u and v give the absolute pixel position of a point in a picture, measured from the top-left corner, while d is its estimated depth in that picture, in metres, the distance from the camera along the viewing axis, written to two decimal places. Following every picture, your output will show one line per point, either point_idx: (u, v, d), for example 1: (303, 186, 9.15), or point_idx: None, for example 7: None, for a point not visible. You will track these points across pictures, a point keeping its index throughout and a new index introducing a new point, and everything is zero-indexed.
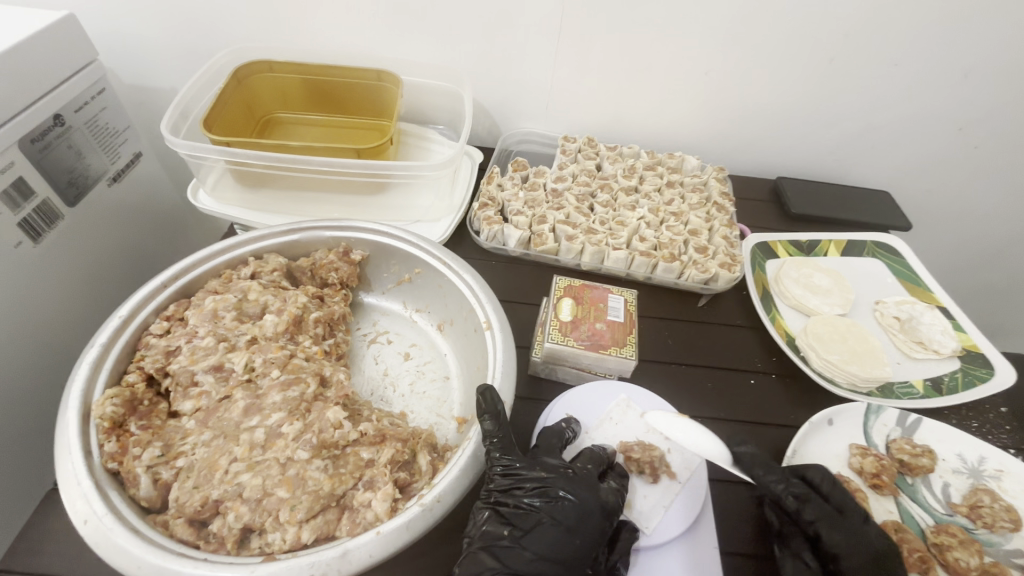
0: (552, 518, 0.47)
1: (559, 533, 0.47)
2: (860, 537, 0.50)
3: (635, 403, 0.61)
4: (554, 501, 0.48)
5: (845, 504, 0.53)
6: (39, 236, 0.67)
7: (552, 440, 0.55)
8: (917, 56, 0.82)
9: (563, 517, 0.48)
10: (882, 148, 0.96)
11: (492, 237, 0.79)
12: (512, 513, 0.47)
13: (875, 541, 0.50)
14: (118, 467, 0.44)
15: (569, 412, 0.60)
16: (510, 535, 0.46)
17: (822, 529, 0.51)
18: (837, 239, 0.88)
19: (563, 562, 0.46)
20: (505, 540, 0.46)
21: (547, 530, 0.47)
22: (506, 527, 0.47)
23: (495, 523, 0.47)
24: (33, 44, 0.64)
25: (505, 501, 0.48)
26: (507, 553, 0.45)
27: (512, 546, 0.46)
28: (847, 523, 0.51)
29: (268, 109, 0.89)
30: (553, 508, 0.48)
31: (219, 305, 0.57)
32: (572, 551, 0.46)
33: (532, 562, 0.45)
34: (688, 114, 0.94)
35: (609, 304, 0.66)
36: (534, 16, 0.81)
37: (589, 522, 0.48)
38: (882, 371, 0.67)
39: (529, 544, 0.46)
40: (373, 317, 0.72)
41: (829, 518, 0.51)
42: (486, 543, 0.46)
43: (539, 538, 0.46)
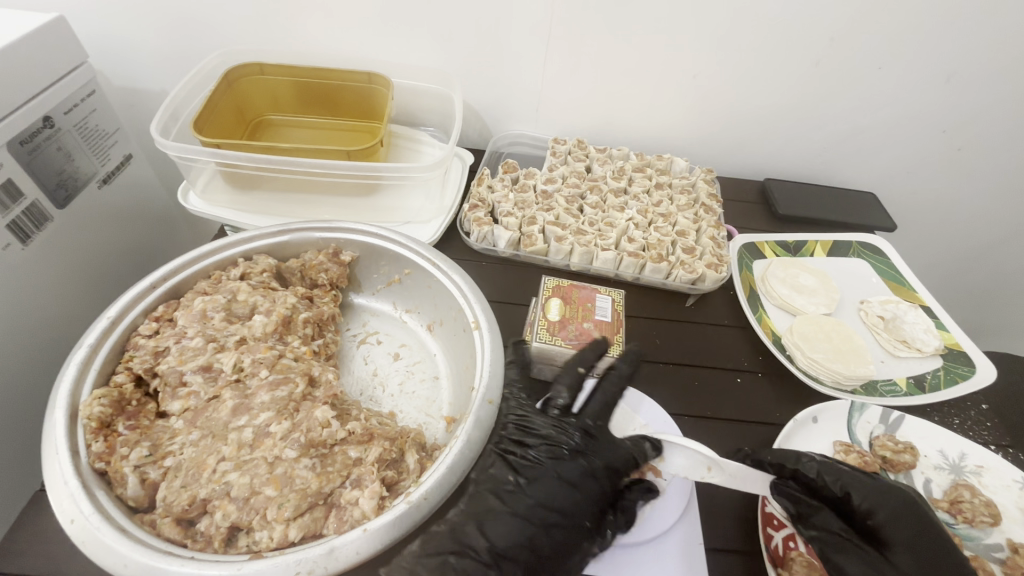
0: (554, 473, 0.52)
1: (561, 486, 0.51)
2: (884, 491, 0.52)
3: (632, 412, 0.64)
4: (558, 458, 0.53)
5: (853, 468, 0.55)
6: (28, 238, 0.68)
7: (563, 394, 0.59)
8: (901, 60, 0.83)
9: (567, 475, 0.52)
10: (868, 150, 0.97)
11: (482, 238, 0.80)
12: (520, 464, 0.52)
13: (899, 494, 0.52)
14: (105, 467, 0.44)
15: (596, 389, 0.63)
16: (515, 481, 0.51)
17: (849, 487, 0.53)
18: (824, 240, 0.89)
19: (563, 511, 0.50)
20: (510, 485, 0.51)
21: (552, 482, 0.51)
22: (512, 476, 0.51)
23: (502, 471, 0.52)
24: (22, 46, 0.64)
25: (514, 454, 0.53)
26: (511, 497, 0.50)
27: (517, 491, 0.50)
28: (872, 480, 0.53)
29: (259, 112, 0.89)
30: (559, 465, 0.53)
31: (208, 306, 0.57)
32: (571, 503, 0.51)
33: (533, 507, 0.49)
34: (677, 117, 0.95)
35: (596, 304, 0.66)
36: (524, 20, 0.82)
37: (589, 480, 0.53)
38: (866, 369, 0.69)
39: (532, 493, 0.50)
40: (363, 317, 0.72)
41: (851, 478, 0.54)
42: (490, 487, 0.51)
43: (541, 489, 0.51)
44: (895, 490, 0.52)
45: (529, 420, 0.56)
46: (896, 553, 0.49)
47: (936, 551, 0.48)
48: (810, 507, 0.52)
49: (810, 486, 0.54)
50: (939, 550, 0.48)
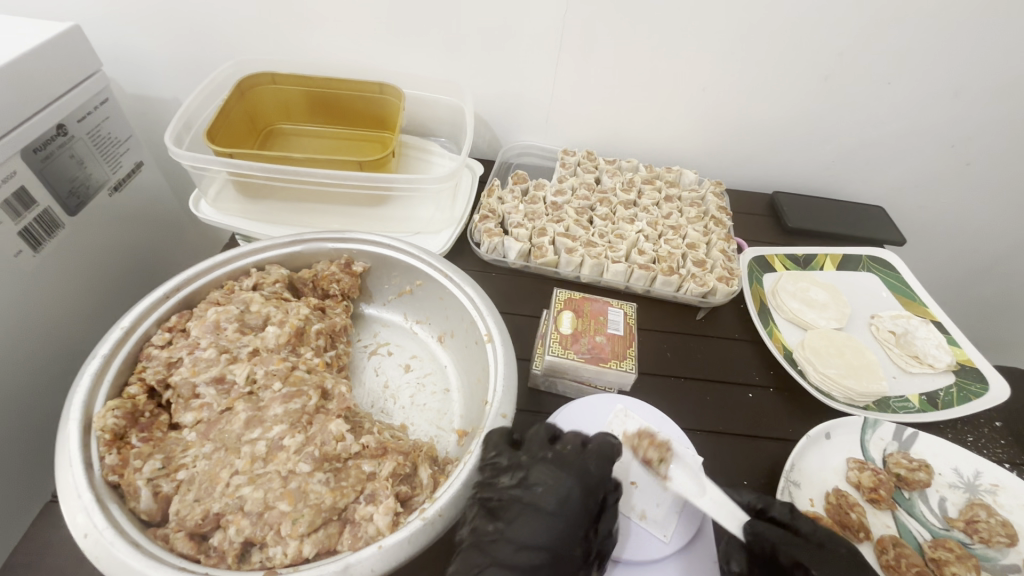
0: (533, 505, 0.48)
1: (542, 519, 0.47)
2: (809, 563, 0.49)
3: (633, 413, 0.59)
4: (534, 487, 0.48)
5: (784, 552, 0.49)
6: (40, 245, 0.68)
7: (540, 430, 0.53)
8: (910, 75, 0.84)
9: (544, 502, 0.48)
10: (877, 163, 0.97)
11: (492, 249, 0.80)
12: (497, 506, 0.48)
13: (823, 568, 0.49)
14: (118, 480, 0.44)
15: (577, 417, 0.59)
16: (496, 528, 0.46)
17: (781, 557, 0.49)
18: (833, 253, 0.89)
19: (549, 547, 0.45)
20: (492, 534, 0.46)
21: (533, 518, 0.47)
22: (491, 522, 0.47)
23: (482, 519, 0.47)
24: (38, 54, 0.64)
25: (488, 494, 0.48)
26: (495, 547, 0.45)
27: (498, 538, 0.46)
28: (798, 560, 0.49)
29: (270, 120, 0.89)
30: (536, 495, 0.48)
31: (221, 317, 0.57)
32: (553, 531, 0.46)
33: (518, 552, 0.45)
34: (686, 129, 0.95)
35: (608, 317, 0.66)
36: (532, 32, 0.83)
37: (568, 501, 0.48)
38: (879, 385, 0.68)
39: (514, 535, 0.46)
40: (374, 328, 0.72)
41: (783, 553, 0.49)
42: (475, 539, 0.46)
43: (522, 527, 0.46)
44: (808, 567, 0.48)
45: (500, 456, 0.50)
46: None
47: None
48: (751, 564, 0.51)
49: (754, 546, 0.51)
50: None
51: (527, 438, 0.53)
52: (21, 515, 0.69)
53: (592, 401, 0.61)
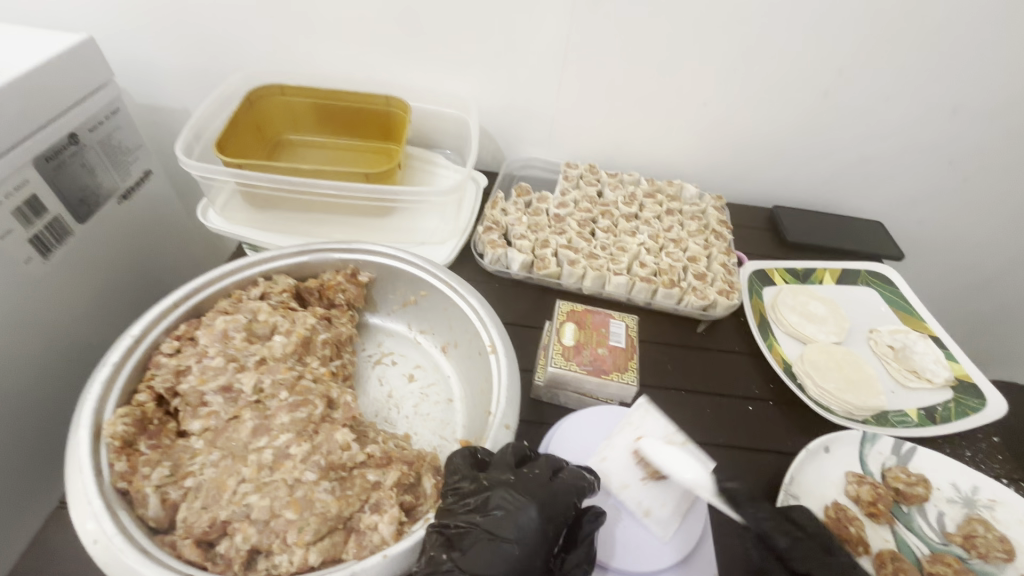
0: (490, 533, 0.43)
1: (498, 548, 0.42)
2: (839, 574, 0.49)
3: (654, 412, 0.60)
4: (493, 513, 0.44)
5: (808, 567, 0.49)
6: (49, 252, 0.69)
7: (505, 453, 0.49)
8: (908, 93, 0.86)
9: (502, 530, 0.43)
10: (876, 179, 0.99)
11: (496, 260, 0.81)
12: (455, 535, 0.43)
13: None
14: (127, 487, 0.45)
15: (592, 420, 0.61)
16: (451, 558, 0.42)
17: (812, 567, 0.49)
18: (833, 268, 0.90)
19: None
20: (446, 564, 0.41)
21: (488, 546, 0.42)
22: (446, 552, 0.42)
23: (437, 549, 0.42)
24: (52, 66, 0.66)
25: (447, 522, 0.44)
26: None
27: (453, 569, 0.41)
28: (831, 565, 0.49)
29: (278, 131, 0.91)
30: (495, 521, 0.43)
31: (229, 326, 0.57)
32: (509, 564, 0.41)
33: None
34: (688, 143, 0.97)
35: (610, 329, 0.67)
36: (539, 48, 0.84)
37: (529, 530, 0.43)
38: (878, 400, 0.69)
39: (467, 565, 0.41)
40: (378, 337, 0.73)
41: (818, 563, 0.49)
42: (428, 571, 0.41)
43: (477, 557, 0.41)
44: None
45: (458, 481, 0.48)
46: None
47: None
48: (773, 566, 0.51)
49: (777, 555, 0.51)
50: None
51: (493, 462, 0.49)
52: (23, 522, 0.69)
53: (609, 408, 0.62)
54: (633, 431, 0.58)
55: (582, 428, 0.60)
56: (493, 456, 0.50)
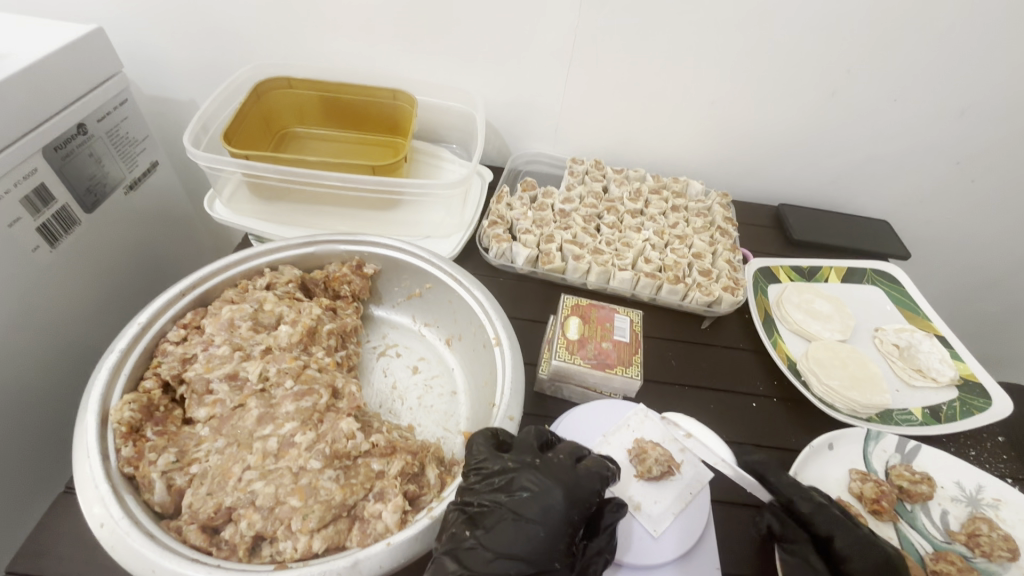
0: (514, 513, 0.43)
1: (523, 527, 0.43)
2: (869, 543, 0.50)
3: (653, 417, 0.61)
4: (518, 494, 0.45)
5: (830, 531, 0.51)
6: (56, 241, 0.69)
7: (528, 438, 0.50)
8: (915, 92, 0.85)
9: (527, 511, 0.43)
10: (883, 177, 0.98)
11: (500, 254, 0.81)
12: (478, 513, 0.44)
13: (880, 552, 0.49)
14: (134, 472, 0.45)
15: (591, 415, 0.61)
16: (473, 535, 0.42)
17: (835, 530, 0.51)
18: (838, 266, 0.89)
19: (527, 559, 0.42)
20: (468, 541, 0.42)
21: (512, 526, 0.43)
22: (469, 529, 0.43)
23: (459, 526, 0.43)
24: (61, 55, 0.66)
25: (469, 500, 0.45)
26: (470, 554, 0.41)
27: (475, 545, 0.42)
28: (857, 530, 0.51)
29: (284, 123, 0.91)
30: (519, 502, 0.44)
31: (235, 315, 0.58)
32: (534, 543, 0.42)
33: (492, 561, 0.41)
34: (694, 139, 0.96)
35: (615, 324, 0.67)
36: (546, 43, 0.84)
37: (554, 512, 0.44)
38: (882, 398, 0.69)
39: (491, 543, 0.42)
40: (382, 329, 0.73)
41: (840, 522, 0.52)
42: (449, 546, 0.42)
43: (500, 535, 0.42)
44: (871, 545, 0.50)
45: (481, 458, 0.48)
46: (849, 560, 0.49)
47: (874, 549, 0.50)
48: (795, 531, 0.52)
49: (801, 520, 0.53)
50: (877, 553, 0.49)
51: (516, 445, 0.50)
52: (27, 506, 0.70)
53: (604, 402, 0.62)
54: (631, 432, 0.59)
55: (585, 422, 0.60)
56: (516, 440, 0.50)
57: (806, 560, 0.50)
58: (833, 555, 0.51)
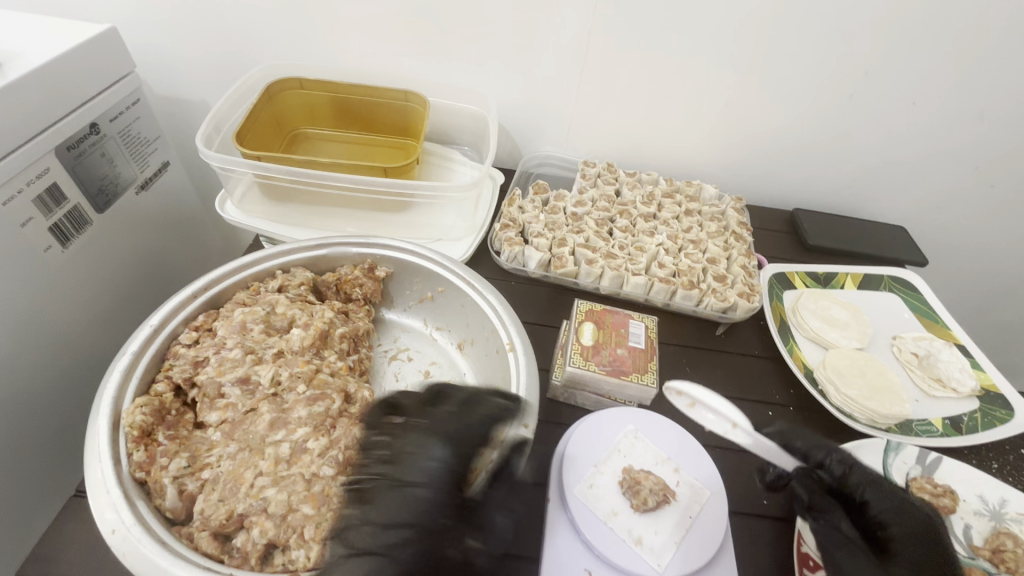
0: (394, 479, 0.45)
1: (404, 493, 0.44)
2: (908, 509, 0.51)
3: (643, 435, 0.59)
4: (399, 459, 0.46)
5: (867, 498, 0.52)
6: (68, 241, 0.69)
7: (418, 399, 0.52)
8: (934, 96, 0.84)
9: (408, 476, 0.45)
10: (899, 183, 0.97)
11: (513, 258, 0.80)
12: (363, 489, 0.45)
13: (919, 518, 0.51)
14: (145, 477, 0.44)
15: (580, 441, 0.58)
16: (358, 513, 0.44)
17: (869, 496, 0.52)
18: (854, 273, 0.88)
19: (411, 523, 0.43)
20: (354, 520, 0.44)
21: (397, 492, 0.44)
22: (355, 507, 0.44)
23: (345, 503, 0.45)
24: (74, 55, 0.66)
25: (356, 476, 0.46)
26: (353, 532, 0.43)
27: (360, 521, 0.43)
28: (896, 494, 0.52)
29: (296, 124, 0.90)
30: (400, 467, 0.46)
31: (248, 318, 0.57)
32: (416, 505, 0.44)
33: (378, 533, 0.43)
34: (707, 143, 0.95)
35: (630, 330, 0.66)
36: (559, 45, 0.84)
37: (436, 470, 0.45)
38: (902, 408, 0.67)
39: (372, 515, 0.43)
40: (394, 332, 0.72)
41: (875, 485, 0.53)
42: (338, 528, 0.43)
43: (385, 505, 0.44)
44: (914, 510, 0.51)
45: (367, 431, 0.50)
46: (887, 529, 0.50)
47: (914, 514, 0.51)
48: (825, 499, 0.52)
49: (833, 486, 0.54)
50: (918, 521, 0.50)
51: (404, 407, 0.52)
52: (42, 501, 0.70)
53: (592, 419, 0.60)
54: (622, 458, 0.57)
55: (576, 449, 0.57)
56: (408, 402, 0.52)
57: (835, 526, 0.51)
58: (869, 522, 0.52)
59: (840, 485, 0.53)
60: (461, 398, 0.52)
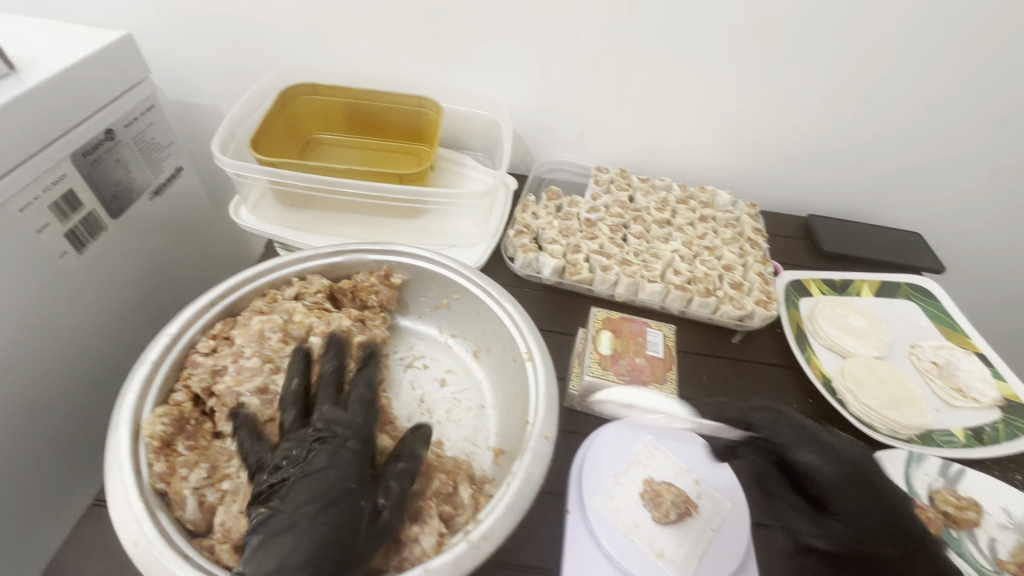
0: (298, 470, 0.46)
1: (309, 479, 0.46)
2: (833, 452, 0.48)
3: (662, 445, 0.58)
4: (297, 453, 0.48)
5: (789, 449, 0.49)
6: (83, 247, 0.69)
7: (289, 397, 0.53)
8: (951, 102, 0.83)
9: (313, 464, 0.47)
10: (915, 189, 0.96)
11: (527, 264, 0.80)
12: (269, 489, 0.46)
13: (845, 459, 0.48)
14: (166, 488, 0.44)
15: (598, 451, 0.57)
16: (267, 507, 0.44)
17: (791, 447, 0.49)
18: (871, 280, 0.87)
19: (325, 496, 0.44)
20: (265, 513, 0.44)
21: (309, 478, 0.46)
22: (263, 503, 0.45)
23: (254, 502, 0.45)
24: (90, 61, 0.66)
25: (261, 480, 0.47)
26: (269, 524, 0.43)
27: (272, 515, 0.44)
28: (794, 429, 0.49)
29: (309, 129, 0.90)
30: (303, 461, 0.47)
31: (266, 326, 0.57)
32: (325, 483, 0.45)
33: (295, 515, 0.43)
34: (720, 149, 0.95)
35: (647, 338, 0.66)
36: (572, 52, 0.84)
37: (340, 451, 0.48)
38: (923, 418, 0.66)
39: (286, 505, 0.44)
40: (409, 340, 0.72)
41: (775, 426, 0.50)
42: (256, 522, 0.43)
43: (296, 492, 0.45)
44: (834, 455, 0.48)
45: (248, 442, 0.50)
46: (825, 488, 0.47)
47: (836, 460, 0.48)
48: (767, 466, 0.51)
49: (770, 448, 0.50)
50: (847, 472, 0.47)
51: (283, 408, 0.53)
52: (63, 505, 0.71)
53: (612, 428, 0.59)
54: (642, 469, 0.56)
55: (595, 461, 0.57)
56: (284, 406, 0.53)
57: (781, 495, 0.50)
58: (800, 475, 0.49)
59: (770, 442, 0.50)
60: (337, 386, 0.55)
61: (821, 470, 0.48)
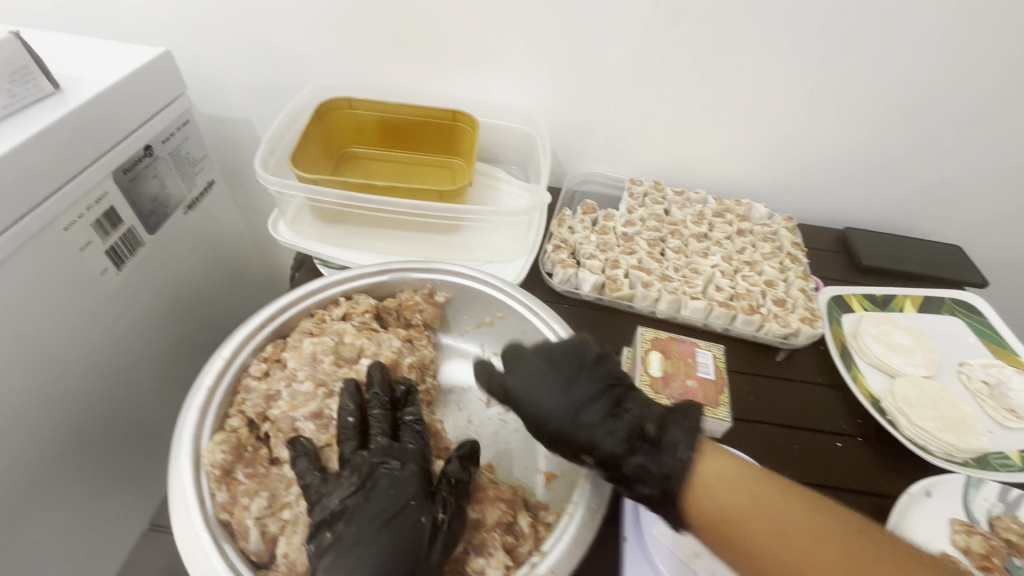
0: (363, 491, 0.46)
1: (378, 500, 0.45)
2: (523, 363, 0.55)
3: None
4: (358, 475, 0.47)
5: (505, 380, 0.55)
6: (123, 263, 0.69)
7: (343, 417, 0.52)
8: (994, 115, 0.82)
9: (379, 485, 0.46)
10: (955, 202, 0.95)
11: (565, 280, 0.79)
12: (336, 512, 0.45)
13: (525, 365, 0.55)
14: (229, 518, 0.44)
15: None
16: (335, 531, 0.44)
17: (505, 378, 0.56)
18: (914, 295, 0.85)
19: (390, 519, 0.44)
20: (333, 536, 0.44)
21: (377, 501, 0.45)
22: (331, 527, 0.44)
23: (320, 524, 0.45)
24: (132, 77, 0.66)
25: (324, 500, 0.46)
26: (337, 546, 0.43)
27: (340, 538, 0.44)
28: (508, 357, 0.57)
29: (343, 144, 0.90)
30: (367, 484, 0.47)
31: (317, 349, 0.56)
32: (390, 505, 0.45)
33: (369, 538, 0.43)
34: (756, 161, 0.94)
35: (698, 359, 0.65)
36: (609, 65, 0.83)
37: (402, 473, 0.48)
38: (978, 441, 0.65)
39: (356, 527, 0.44)
40: (451, 358, 0.70)
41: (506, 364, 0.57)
42: (322, 546, 0.43)
43: (362, 513, 0.45)
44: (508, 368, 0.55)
45: (308, 463, 0.49)
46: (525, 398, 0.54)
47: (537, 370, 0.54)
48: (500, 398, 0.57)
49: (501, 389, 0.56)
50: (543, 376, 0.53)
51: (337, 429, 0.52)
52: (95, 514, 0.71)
53: None
54: None
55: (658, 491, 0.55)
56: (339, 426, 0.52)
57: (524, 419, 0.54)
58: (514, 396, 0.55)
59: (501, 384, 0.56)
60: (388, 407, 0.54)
61: (515, 382, 0.54)
